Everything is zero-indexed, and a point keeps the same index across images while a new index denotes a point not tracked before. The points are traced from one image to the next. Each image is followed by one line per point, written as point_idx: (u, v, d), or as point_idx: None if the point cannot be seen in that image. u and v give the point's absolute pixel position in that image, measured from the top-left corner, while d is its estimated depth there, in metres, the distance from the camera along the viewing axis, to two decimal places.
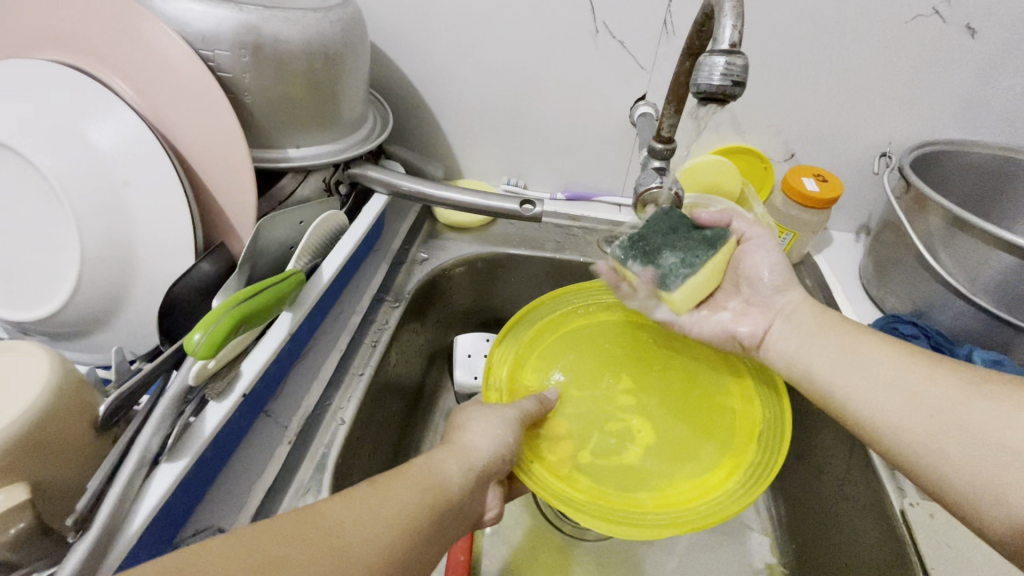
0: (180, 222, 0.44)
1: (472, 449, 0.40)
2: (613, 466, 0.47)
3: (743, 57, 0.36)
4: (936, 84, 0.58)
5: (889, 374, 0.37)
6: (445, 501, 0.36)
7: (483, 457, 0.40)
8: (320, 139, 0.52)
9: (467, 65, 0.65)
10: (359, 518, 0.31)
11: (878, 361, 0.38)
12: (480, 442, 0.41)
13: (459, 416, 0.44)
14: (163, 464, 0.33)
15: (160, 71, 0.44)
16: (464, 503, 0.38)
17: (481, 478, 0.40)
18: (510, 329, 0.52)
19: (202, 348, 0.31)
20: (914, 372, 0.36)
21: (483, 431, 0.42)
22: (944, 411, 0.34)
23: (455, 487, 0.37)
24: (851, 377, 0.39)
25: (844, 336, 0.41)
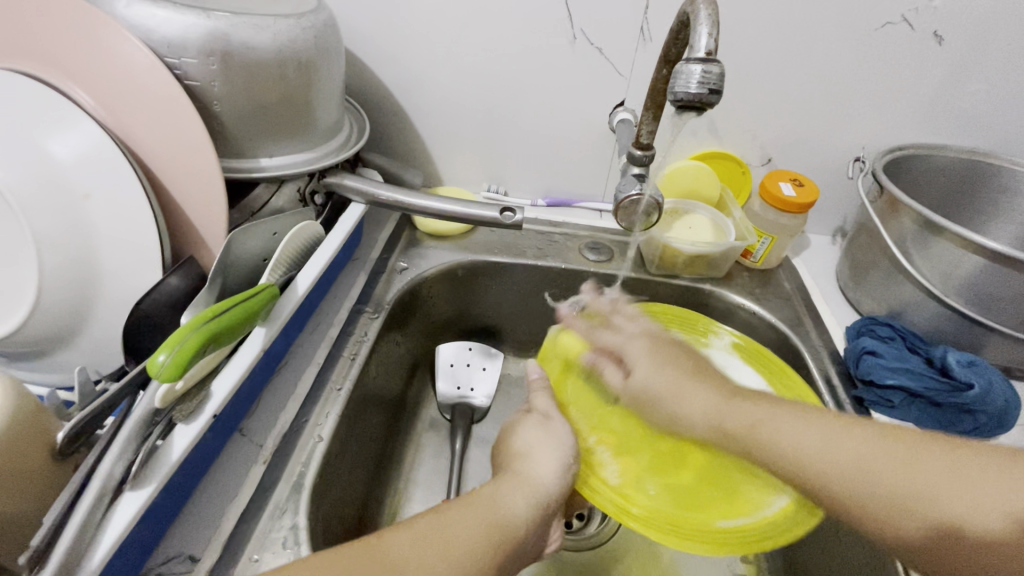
0: (146, 235, 0.42)
1: (538, 479, 0.40)
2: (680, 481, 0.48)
3: (719, 65, 0.36)
4: (906, 89, 0.59)
5: (807, 449, 0.33)
6: (511, 532, 0.35)
7: (549, 485, 0.40)
8: (293, 148, 0.51)
9: (446, 71, 0.64)
10: (418, 548, 0.31)
11: (846, 443, 0.32)
12: (544, 474, 0.41)
13: (516, 439, 0.45)
14: (127, 492, 0.31)
15: (124, 79, 0.42)
16: (527, 543, 0.37)
17: (547, 509, 0.39)
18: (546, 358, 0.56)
19: (166, 371, 0.29)
20: (813, 437, 0.34)
21: (545, 461, 0.42)
22: (921, 492, 0.29)
23: (520, 516, 0.37)
24: (774, 459, 0.35)
25: (783, 416, 0.36)
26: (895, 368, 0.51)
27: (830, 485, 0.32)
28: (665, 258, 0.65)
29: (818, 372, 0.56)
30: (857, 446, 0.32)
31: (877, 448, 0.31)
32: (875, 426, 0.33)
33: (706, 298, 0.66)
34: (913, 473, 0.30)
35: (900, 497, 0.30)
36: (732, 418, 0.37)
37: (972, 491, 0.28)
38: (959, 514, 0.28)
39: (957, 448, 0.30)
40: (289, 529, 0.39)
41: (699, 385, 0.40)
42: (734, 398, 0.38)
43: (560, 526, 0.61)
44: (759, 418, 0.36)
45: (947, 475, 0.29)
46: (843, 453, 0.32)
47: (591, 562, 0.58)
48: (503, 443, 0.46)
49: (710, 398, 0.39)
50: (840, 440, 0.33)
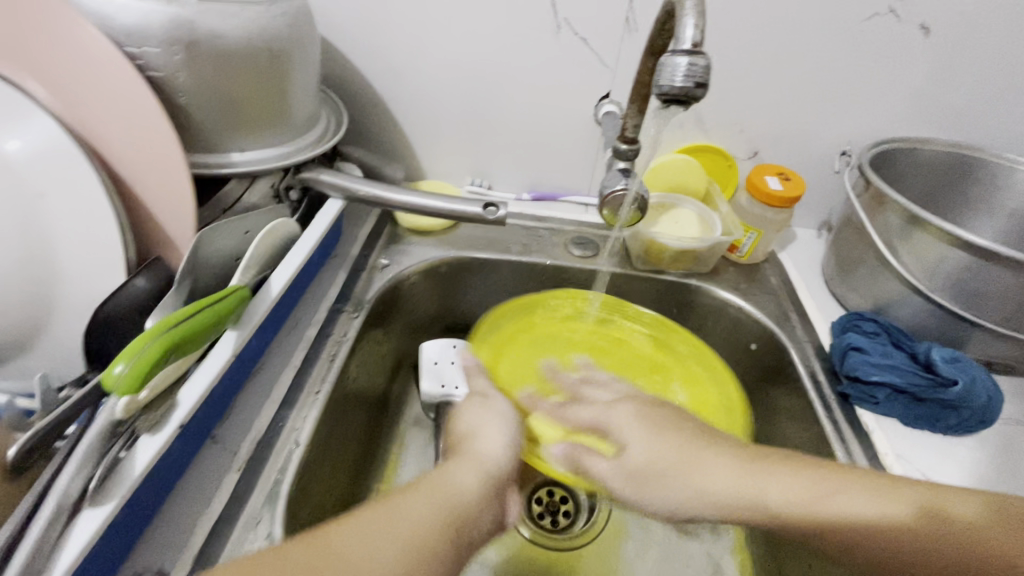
0: (107, 236, 0.40)
1: (484, 455, 0.40)
2: None
3: (705, 58, 0.35)
4: (893, 82, 0.59)
5: (852, 520, 0.32)
6: (458, 508, 0.35)
7: (496, 457, 0.40)
8: (266, 143, 0.49)
9: (427, 62, 0.62)
10: (363, 538, 0.30)
11: (890, 509, 0.32)
12: (489, 450, 0.41)
13: (460, 424, 0.45)
14: (86, 509, 0.30)
15: (81, 70, 0.40)
16: (481, 519, 0.36)
17: (499, 485, 0.39)
18: (478, 335, 0.60)
19: (123, 383, 0.28)
20: (871, 503, 0.32)
21: (490, 438, 0.42)
22: (981, 549, 0.30)
23: (469, 493, 0.36)
24: (831, 528, 0.33)
25: (745, 471, 0.36)
26: (880, 365, 0.50)
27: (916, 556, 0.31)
28: (651, 254, 0.64)
29: (804, 368, 0.56)
30: (793, 488, 0.34)
31: (912, 492, 0.33)
32: (860, 482, 0.33)
33: (692, 293, 0.66)
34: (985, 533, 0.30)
35: (967, 560, 0.30)
36: (749, 491, 0.35)
37: (956, 496, 0.32)
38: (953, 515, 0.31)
39: (983, 493, 0.32)
40: (265, 540, 0.38)
41: (709, 453, 0.37)
42: (747, 464, 0.36)
43: (547, 524, 0.60)
44: (776, 493, 0.34)
45: (989, 514, 0.31)
46: (911, 496, 0.33)
47: (578, 561, 0.58)
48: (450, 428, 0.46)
49: (729, 464, 0.36)
50: (843, 486, 0.34)
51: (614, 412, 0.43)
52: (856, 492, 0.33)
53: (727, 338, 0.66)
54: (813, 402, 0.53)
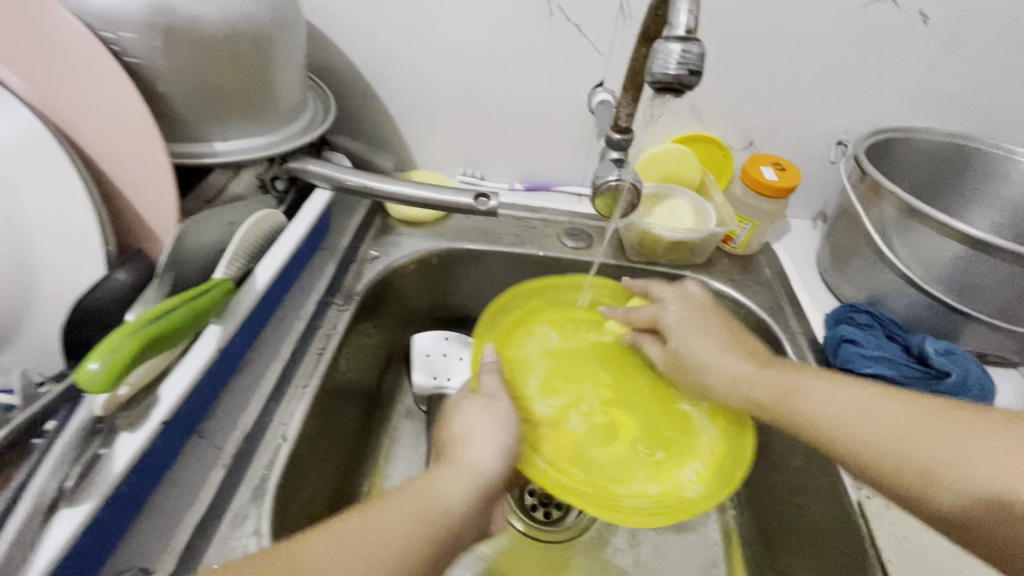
0: (85, 228, 0.39)
1: (474, 465, 0.39)
2: (607, 453, 0.51)
3: (699, 44, 0.34)
4: (890, 70, 0.58)
5: (820, 411, 0.38)
6: (442, 513, 0.35)
7: (484, 452, 0.40)
8: (251, 132, 0.47)
9: (416, 49, 0.60)
10: (339, 555, 0.31)
11: (865, 413, 0.37)
12: (481, 459, 0.40)
13: (456, 423, 0.43)
14: (63, 509, 0.29)
15: (55, 56, 0.39)
16: (461, 531, 0.36)
17: (486, 497, 0.39)
18: (488, 319, 0.57)
19: (100, 379, 0.27)
20: (843, 404, 0.38)
21: (485, 444, 0.41)
22: (942, 462, 0.32)
23: (453, 494, 0.37)
24: (805, 420, 0.39)
25: (766, 371, 0.43)
26: (873, 357, 0.50)
27: (860, 452, 0.36)
28: (645, 245, 0.63)
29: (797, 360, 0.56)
30: (818, 391, 0.39)
31: (918, 422, 0.34)
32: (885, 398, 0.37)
33: None
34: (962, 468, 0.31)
35: (904, 449, 0.34)
36: (746, 382, 0.43)
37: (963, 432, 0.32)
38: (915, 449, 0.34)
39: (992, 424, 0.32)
40: (252, 536, 0.38)
41: (734, 352, 0.45)
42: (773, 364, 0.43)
43: (539, 515, 0.60)
44: (788, 383, 0.41)
45: (972, 443, 0.32)
46: (896, 414, 0.36)
47: (569, 553, 0.57)
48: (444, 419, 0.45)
49: (747, 364, 0.44)
50: (841, 396, 0.38)
51: (672, 309, 0.50)
52: (847, 396, 0.38)
53: None
54: None
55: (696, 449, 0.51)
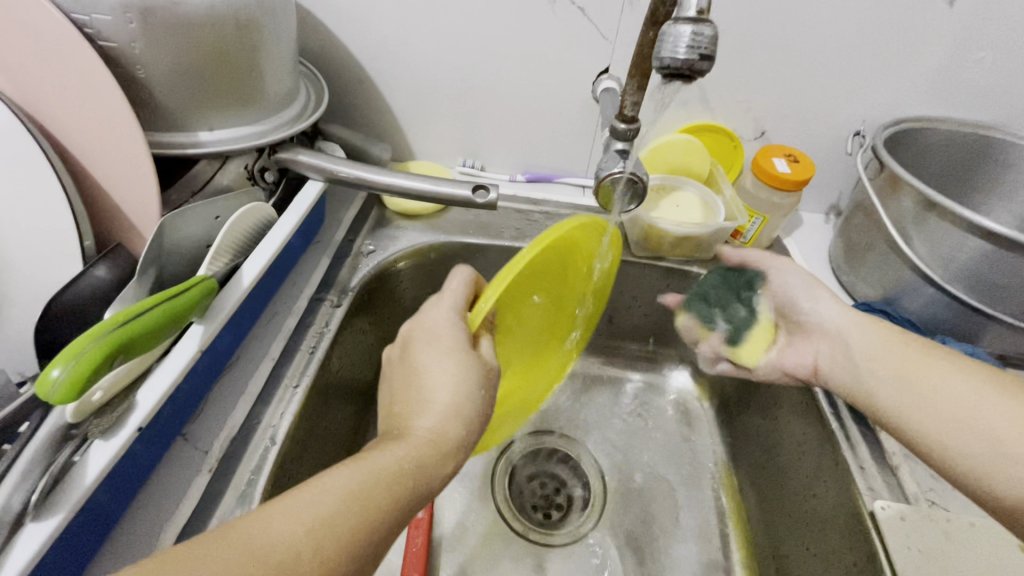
0: (61, 222, 0.37)
1: (442, 424, 0.33)
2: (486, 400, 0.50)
3: (712, 26, 0.31)
4: (911, 57, 0.55)
5: (939, 396, 0.39)
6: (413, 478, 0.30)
7: (455, 400, 0.34)
8: (238, 120, 0.45)
9: (413, 34, 0.58)
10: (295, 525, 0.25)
11: (976, 407, 0.37)
12: (449, 420, 0.34)
13: (424, 356, 0.37)
14: (29, 523, 0.27)
15: (26, 40, 0.37)
16: (425, 496, 0.31)
17: (456, 459, 0.33)
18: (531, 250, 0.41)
19: (60, 389, 0.25)
20: (963, 390, 0.38)
21: (458, 394, 0.35)
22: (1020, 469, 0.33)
23: (426, 454, 0.32)
24: (912, 410, 0.40)
25: (895, 348, 0.43)
26: None
27: (926, 435, 0.39)
28: (650, 240, 0.61)
29: None
30: (939, 374, 0.39)
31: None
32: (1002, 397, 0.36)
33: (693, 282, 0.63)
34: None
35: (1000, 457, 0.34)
36: (882, 357, 0.43)
37: None
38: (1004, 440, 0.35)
39: None
40: None
41: (880, 328, 0.44)
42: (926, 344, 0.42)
43: (538, 518, 0.58)
44: (911, 365, 0.41)
45: None
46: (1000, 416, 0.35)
47: (567, 556, 0.55)
48: (410, 352, 0.38)
49: (908, 350, 0.42)
50: (949, 377, 0.39)
51: (801, 286, 0.50)
52: (973, 394, 0.37)
53: None
54: (817, 399, 0.50)
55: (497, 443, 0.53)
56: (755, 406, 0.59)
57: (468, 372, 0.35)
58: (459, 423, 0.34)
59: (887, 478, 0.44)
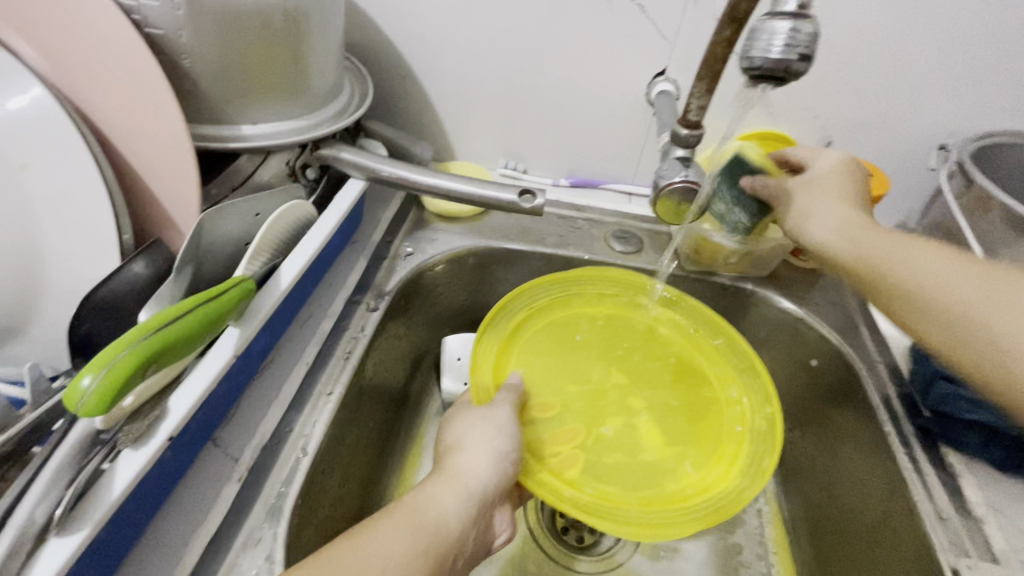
0: (97, 211, 0.35)
1: (468, 477, 0.39)
2: (621, 460, 0.46)
3: (812, 23, 0.28)
4: (1010, 65, 0.49)
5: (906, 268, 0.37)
6: (438, 541, 0.34)
7: (481, 482, 0.38)
8: (282, 114, 0.43)
9: (460, 29, 0.56)
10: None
11: (974, 284, 0.34)
12: (472, 471, 0.39)
13: (450, 431, 0.42)
14: (52, 538, 0.25)
15: (69, 25, 0.35)
16: (460, 543, 0.36)
17: (480, 505, 0.38)
18: (493, 319, 0.50)
19: (90, 401, 0.24)
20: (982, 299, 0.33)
21: (477, 453, 0.39)
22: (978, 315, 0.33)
23: (451, 518, 0.36)
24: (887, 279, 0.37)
25: (905, 241, 0.38)
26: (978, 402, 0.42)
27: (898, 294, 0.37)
28: (702, 253, 0.57)
29: (876, 392, 0.49)
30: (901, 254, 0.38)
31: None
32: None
33: (747, 300, 0.59)
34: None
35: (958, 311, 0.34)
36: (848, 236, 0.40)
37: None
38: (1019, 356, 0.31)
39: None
40: (264, 562, 0.35)
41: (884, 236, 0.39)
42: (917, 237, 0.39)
43: (570, 540, 0.55)
44: (885, 249, 0.38)
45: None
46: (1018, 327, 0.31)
47: None
48: (439, 433, 0.44)
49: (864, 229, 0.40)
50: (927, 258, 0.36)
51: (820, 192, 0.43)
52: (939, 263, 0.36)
53: (784, 354, 0.59)
54: (887, 434, 0.46)
55: (683, 486, 0.44)
56: (811, 435, 0.55)
57: (482, 437, 0.40)
58: (478, 479, 0.38)
59: (972, 531, 0.40)
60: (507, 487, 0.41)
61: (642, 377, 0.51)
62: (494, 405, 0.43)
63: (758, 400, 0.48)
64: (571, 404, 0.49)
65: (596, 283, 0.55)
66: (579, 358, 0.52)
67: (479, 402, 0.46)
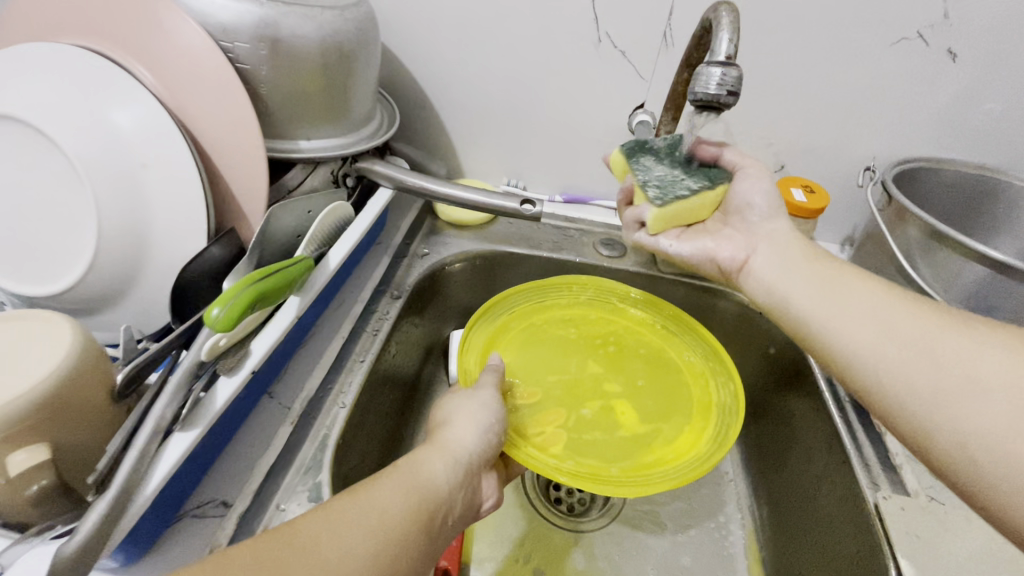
0: (193, 206, 0.44)
1: (456, 445, 0.42)
2: (599, 437, 0.52)
3: (738, 68, 0.38)
4: (921, 104, 0.60)
5: (842, 327, 0.38)
6: (431, 498, 0.37)
7: (467, 450, 0.42)
8: (330, 133, 0.54)
9: (472, 67, 0.67)
10: (336, 530, 0.32)
11: (919, 334, 0.35)
12: (461, 441, 0.43)
13: (438, 411, 0.46)
14: (176, 433, 0.34)
15: (181, 60, 0.45)
16: (454, 498, 0.39)
17: (468, 470, 0.42)
18: (482, 316, 0.58)
19: (219, 324, 0.34)
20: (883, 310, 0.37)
21: (463, 428, 0.44)
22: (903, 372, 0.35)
23: (443, 481, 0.39)
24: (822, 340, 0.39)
25: (846, 290, 0.40)
26: None
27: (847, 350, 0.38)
28: None
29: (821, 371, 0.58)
30: (822, 271, 0.42)
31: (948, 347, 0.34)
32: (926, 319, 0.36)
33: (716, 298, 0.68)
34: (959, 404, 0.32)
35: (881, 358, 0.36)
36: (811, 285, 0.42)
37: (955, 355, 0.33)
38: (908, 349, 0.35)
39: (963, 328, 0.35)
40: (313, 485, 0.42)
41: (825, 272, 0.42)
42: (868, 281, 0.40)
43: (563, 507, 0.63)
44: (860, 307, 0.38)
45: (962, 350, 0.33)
46: (914, 329, 0.36)
47: (590, 544, 0.60)
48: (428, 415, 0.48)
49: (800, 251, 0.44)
50: (878, 308, 0.38)
51: (770, 211, 0.47)
52: (886, 310, 0.37)
53: (748, 345, 0.68)
54: (826, 404, 0.55)
55: (660, 455, 0.50)
56: (771, 416, 0.64)
57: (466, 418, 0.44)
58: (460, 454, 0.42)
59: (892, 476, 0.49)
60: (494, 454, 0.46)
61: (616, 365, 0.59)
62: (478, 389, 0.48)
63: (723, 377, 0.56)
64: (553, 394, 0.55)
65: (567, 289, 0.64)
66: (559, 355, 0.59)
67: (466, 383, 0.52)
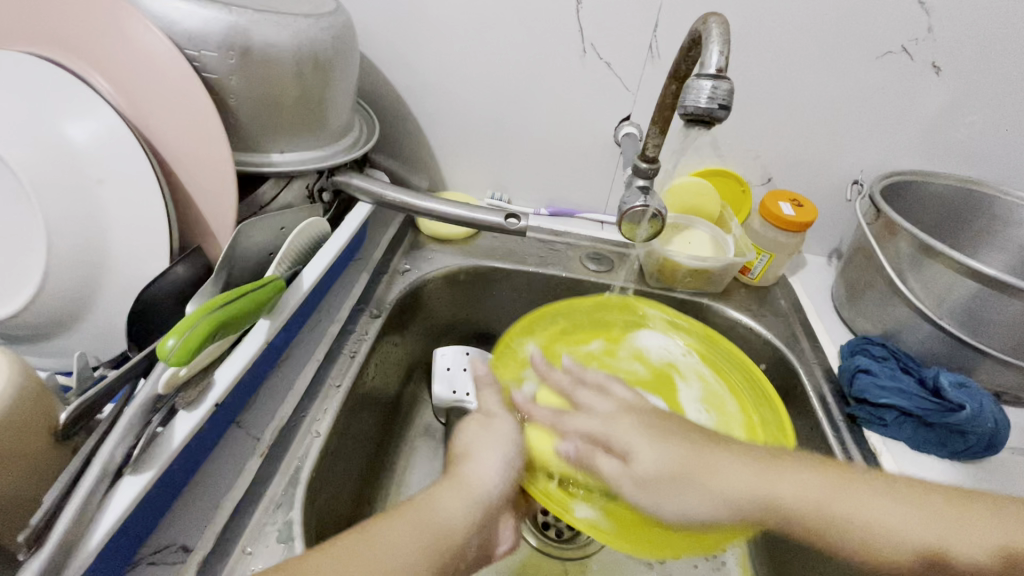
0: (155, 223, 0.41)
1: (477, 483, 0.39)
2: None
3: (729, 82, 0.37)
4: (906, 117, 0.60)
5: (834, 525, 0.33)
6: (445, 543, 0.35)
7: (490, 489, 0.39)
8: (305, 146, 0.51)
9: (455, 78, 0.65)
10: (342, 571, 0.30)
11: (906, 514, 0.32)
12: (485, 476, 0.40)
13: (459, 440, 0.43)
14: (126, 475, 0.31)
15: (142, 69, 0.43)
16: (469, 545, 0.36)
17: (488, 512, 0.39)
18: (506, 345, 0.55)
19: (176, 354, 0.31)
20: (814, 484, 0.34)
21: (487, 461, 0.41)
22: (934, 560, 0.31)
23: (457, 525, 0.36)
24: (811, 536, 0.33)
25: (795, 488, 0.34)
26: (891, 389, 0.51)
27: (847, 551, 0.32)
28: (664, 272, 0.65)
29: (813, 390, 0.57)
30: (736, 475, 0.35)
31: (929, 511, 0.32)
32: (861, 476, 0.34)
33: (705, 313, 0.67)
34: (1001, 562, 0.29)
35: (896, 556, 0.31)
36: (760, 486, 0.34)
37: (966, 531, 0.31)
38: (956, 551, 0.30)
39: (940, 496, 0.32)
40: (283, 525, 0.39)
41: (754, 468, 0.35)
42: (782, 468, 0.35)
43: (550, 533, 0.61)
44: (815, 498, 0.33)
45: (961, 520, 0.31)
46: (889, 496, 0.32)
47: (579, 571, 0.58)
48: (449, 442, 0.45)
49: (745, 470, 0.35)
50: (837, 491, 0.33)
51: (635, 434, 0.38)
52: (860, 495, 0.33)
53: None
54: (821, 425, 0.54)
55: None
56: None
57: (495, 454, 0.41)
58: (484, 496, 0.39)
59: None
60: (513, 492, 0.42)
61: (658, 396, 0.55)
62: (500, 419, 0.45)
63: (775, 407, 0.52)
64: None
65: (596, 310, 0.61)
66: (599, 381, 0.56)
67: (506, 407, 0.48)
